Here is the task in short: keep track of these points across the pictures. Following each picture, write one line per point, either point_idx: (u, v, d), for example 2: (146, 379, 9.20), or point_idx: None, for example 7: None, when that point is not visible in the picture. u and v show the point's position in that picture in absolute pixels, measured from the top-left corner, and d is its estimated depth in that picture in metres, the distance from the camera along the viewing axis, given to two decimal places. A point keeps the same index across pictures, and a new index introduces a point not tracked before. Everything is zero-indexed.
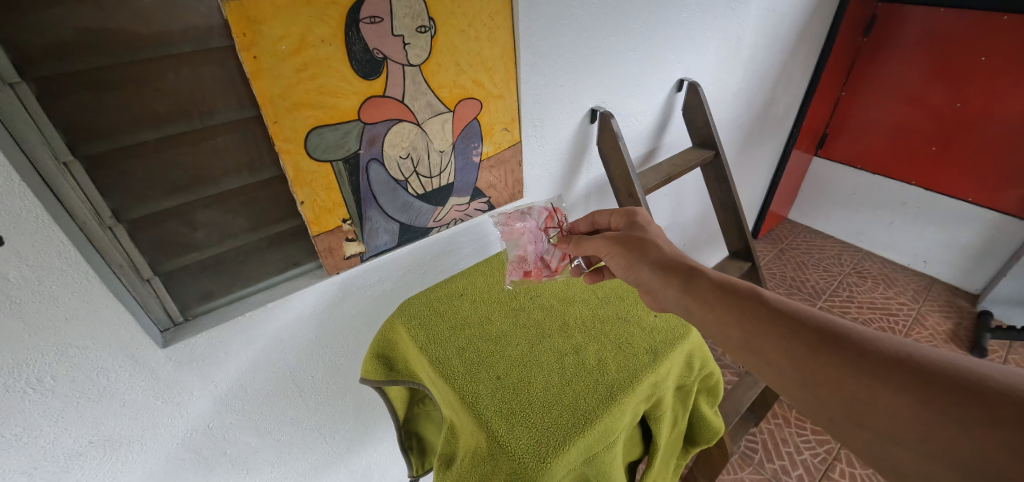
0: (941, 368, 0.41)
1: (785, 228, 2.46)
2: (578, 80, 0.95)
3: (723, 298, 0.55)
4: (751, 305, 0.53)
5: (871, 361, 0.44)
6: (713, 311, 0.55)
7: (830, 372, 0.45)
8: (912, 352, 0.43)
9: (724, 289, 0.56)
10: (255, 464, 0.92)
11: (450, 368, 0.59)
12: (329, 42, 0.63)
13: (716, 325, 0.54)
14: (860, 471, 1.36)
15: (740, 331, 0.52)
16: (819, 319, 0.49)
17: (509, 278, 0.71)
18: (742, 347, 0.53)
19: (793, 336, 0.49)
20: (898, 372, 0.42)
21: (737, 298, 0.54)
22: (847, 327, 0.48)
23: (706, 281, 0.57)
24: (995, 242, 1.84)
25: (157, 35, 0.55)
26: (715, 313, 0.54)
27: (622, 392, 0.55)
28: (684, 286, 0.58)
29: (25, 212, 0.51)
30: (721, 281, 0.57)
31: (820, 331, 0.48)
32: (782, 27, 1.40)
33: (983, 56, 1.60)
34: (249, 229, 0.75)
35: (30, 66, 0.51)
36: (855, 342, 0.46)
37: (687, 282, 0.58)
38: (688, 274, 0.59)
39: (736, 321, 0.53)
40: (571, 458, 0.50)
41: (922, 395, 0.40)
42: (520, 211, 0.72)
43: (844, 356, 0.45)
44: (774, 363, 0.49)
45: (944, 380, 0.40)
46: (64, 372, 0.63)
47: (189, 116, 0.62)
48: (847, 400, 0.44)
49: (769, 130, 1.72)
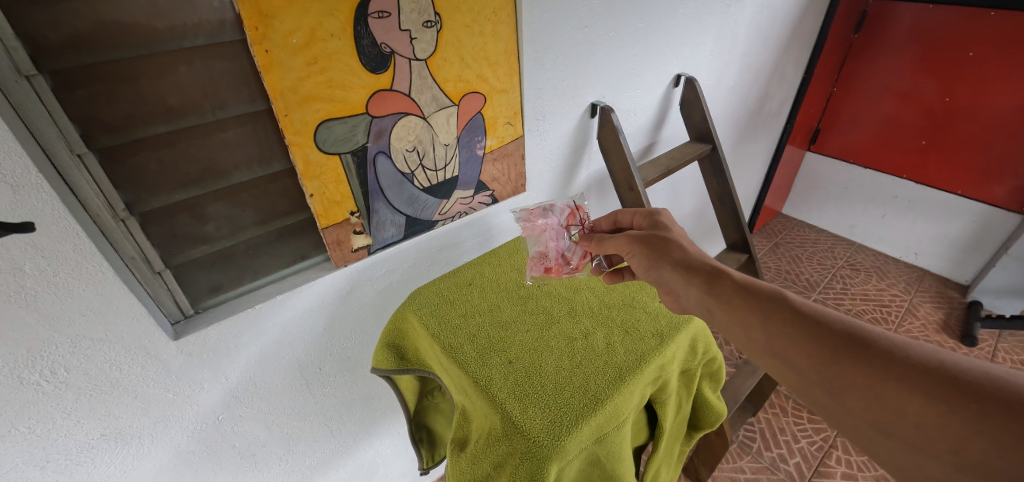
0: (973, 377, 0.41)
1: (779, 222, 2.49)
2: (579, 75, 0.97)
3: (747, 298, 0.57)
4: (775, 308, 0.54)
5: (898, 368, 0.44)
6: (735, 312, 0.57)
7: (855, 377, 0.46)
8: (944, 360, 0.44)
9: (746, 291, 0.57)
10: (264, 457, 0.93)
11: (462, 353, 0.60)
12: (338, 36, 0.64)
13: (738, 327, 0.56)
14: (856, 458, 1.39)
15: (762, 333, 0.54)
16: (845, 323, 0.50)
17: (530, 274, 0.72)
18: (763, 349, 0.54)
19: (817, 339, 0.50)
20: (928, 381, 0.43)
21: (760, 300, 0.56)
22: (874, 333, 0.49)
23: (728, 282, 0.59)
24: (984, 233, 1.88)
25: (170, 29, 0.57)
26: (738, 315, 0.56)
27: (631, 374, 0.57)
28: (706, 286, 0.60)
29: (42, 204, 0.52)
30: (744, 283, 0.58)
31: (845, 334, 0.49)
32: (775, 24, 1.43)
33: (972, 51, 1.64)
34: (258, 222, 0.76)
35: (46, 59, 0.51)
36: (882, 347, 0.47)
37: (709, 283, 0.60)
38: (711, 275, 0.61)
39: (758, 323, 0.55)
40: (583, 437, 0.51)
41: (953, 404, 0.40)
42: (542, 208, 0.72)
43: (870, 362, 0.46)
44: (795, 364, 0.51)
45: (976, 389, 0.40)
46: (77, 364, 0.64)
47: (200, 109, 0.63)
48: (873, 406, 0.45)
49: (763, 125, 1.75)
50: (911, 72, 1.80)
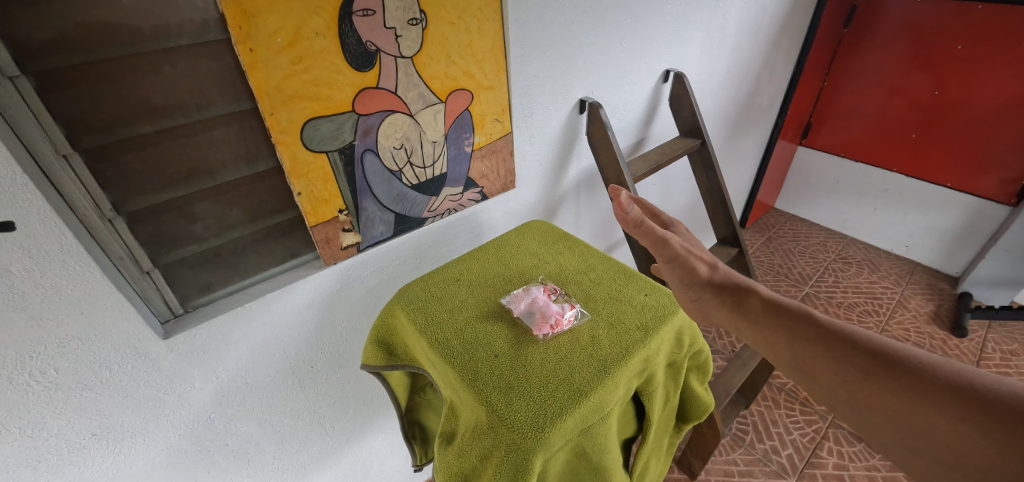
0: (1003, 397, 0.41)
1: (772, 216, 2.51)
2: (566, 71, 0.97)
3: (773, 316, 0.58)
4: (800, 326, 0.55)
5: (925, 388, 0.45)
6: (763, 330, 0.58)
7: (883, 396, 0.47)
8: (973, 380, 0.43)
9: (773, 308, 0.59)
10: (257, 456, 0.94)
11: (449, 348, 0.61)
12: (323, 34, 0.64)
13: (767, 345, 0.57)
14: (847, 449, 1.41)
15: (788, 350, 0.55)
16: (871, 340, 0.50)
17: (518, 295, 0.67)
18: (790, 366, 0.55)
19: (843, 357, 0.50)
20: (958, 401, 0.43)
21: (785, 318, 0.57)
22: (902, 350, 0.49)
23: (755, 300, 0.61)
24: (974, 225, 1.90)
25: (154, 29, 0.57)
26: (766, 334, 0.57)
27: (614, 367, 0.58)
28: (734, 305, 0.62)
29: (26, 204, 0.52)
30: (770, 300, 0.60)
31: (870, 352, 0.49)
32: (765, 18, 1.43)
33: (960, 44, 1.66)
34: (246, 221, 0.76)
35: (30, 60, 0.52)
36: (911, 366, 0.47)
37: (737, 302, 0.61)
38: (738, 294, 0.62)
39: (783, 341, 0.56)
40: (567, 429, 0.52)
41: (983, 426, 0.41)
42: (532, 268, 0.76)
43: (896, 380, 0.46)
44: (821, 382, 0.52)
45: (1007, 410, 0.40)
46: (67, 364, 0.64)
47: (186, 108, 0.63)
48: (901, 425, 0.46)
49: (754, 119, 1.76)
50: (901, 66, 1.81)
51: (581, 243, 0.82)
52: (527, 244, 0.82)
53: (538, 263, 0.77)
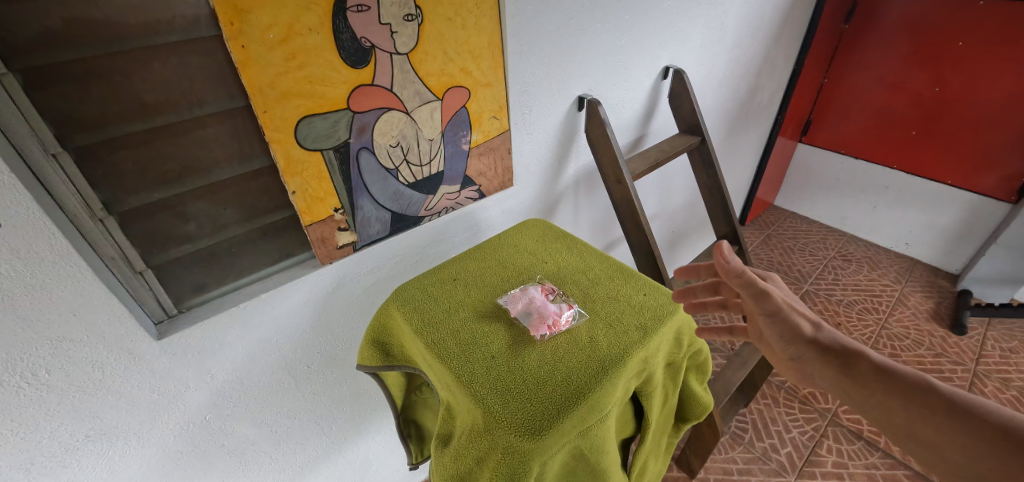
0: None
1: (772, 214, 2.50)
2: (565, 68, 0.96)
3: (888, 384, 0.54)
4: (921, 397, 0.51)
5: None
6: (875, 397, 0.54)
7: None
8: None
9: (886, 373, 0.55)
10: (254, 456, 0.93)
11: (445, 349, 0.60)
12: (316, 30, 0.63)
13: (879, 413, 0.54)
14: (846, 447, 1.40)
15: (906, 420, 0.52)
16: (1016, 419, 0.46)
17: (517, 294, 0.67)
18: (907, 438, 0.51)
19: (978, 437, 0.46)
20: None
21: (903, 387, 0.53)
22: None
23: (865, 362, 0.57)
24: (974, 222, 1.89)
25: (144, 25, 0.56)
26: (879, 401, 0.54)
27: (613, 368, 0.57)
28: (840, 368, 0.58)
29: (15, 204, 0.51)
30: (883, 364, 0.56)
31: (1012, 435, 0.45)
32: (765, 14, 1.42)
33: (961, 41, 1.64)
34: (240, 220, 0.75)
35: (17, 57, 0.51)
36: None
37: (843, 365, 0.58)
38: (843, 353, 0.59)
39: (901, 409, 0.52)
40: (564, 431, 0.52)
41: None
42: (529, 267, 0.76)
43: None
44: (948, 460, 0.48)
45: None
46: (59, 365, 0.63)
47: (177, 106, 0.62)
48: None
49: (754, 116, 1.75)
50: (902, 62, 1.80)
51: (580, 241, 0.81)
52: (525, 243, 0.81)
53: (536, 262, 0.76)
